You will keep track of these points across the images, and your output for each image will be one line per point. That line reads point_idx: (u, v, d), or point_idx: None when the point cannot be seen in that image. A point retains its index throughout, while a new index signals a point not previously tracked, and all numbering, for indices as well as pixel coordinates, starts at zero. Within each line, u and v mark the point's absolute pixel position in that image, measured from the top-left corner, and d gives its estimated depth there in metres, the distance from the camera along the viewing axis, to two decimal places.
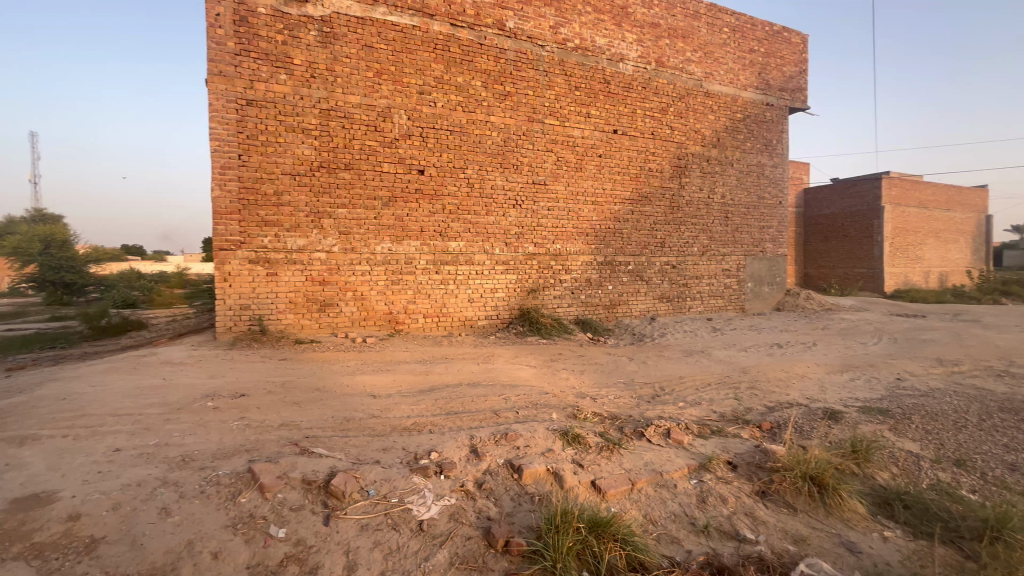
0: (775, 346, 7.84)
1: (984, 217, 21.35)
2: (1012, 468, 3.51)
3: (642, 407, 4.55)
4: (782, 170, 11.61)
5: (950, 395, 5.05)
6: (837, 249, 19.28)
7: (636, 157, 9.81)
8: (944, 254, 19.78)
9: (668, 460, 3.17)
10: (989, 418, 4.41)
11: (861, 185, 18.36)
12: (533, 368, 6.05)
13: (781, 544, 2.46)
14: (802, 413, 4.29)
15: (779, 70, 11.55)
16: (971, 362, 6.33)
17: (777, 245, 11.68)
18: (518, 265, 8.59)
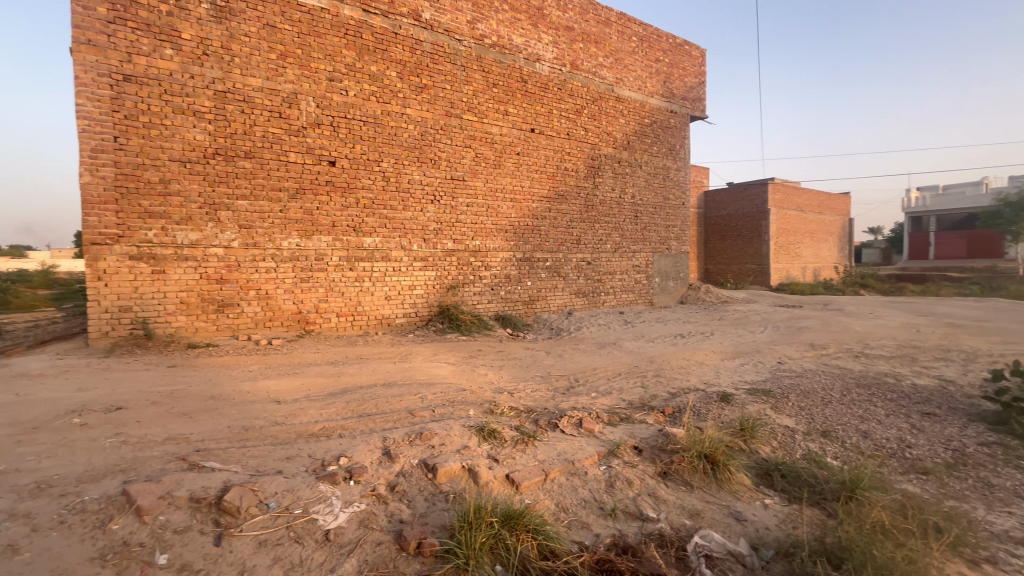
0: (679, 336, 8.47)
1: (848, 220, 24.63)
2: (865, 435, 4.09)
3: (557, 399, 4.69)
4: (684, 173, 12.53)
5: (819, 375, 5.78)
6: (732, 247, 21.22)
7: (553, 156, 10.07)
8: (817, 251, 22.56)
9: (579, 448, 3.29)
10: (849, 394, 5.09)
11: (752, 190, 20.34)
12: (452, 365, 6.00)
13: (679, 519, 2.66)
14: (700, 398, 4.67)
15: (682, 80, 12.43)
16: (835, 346, 7.29)
17: (680, 243, 12.59)
18: (437, 262, 8.46)
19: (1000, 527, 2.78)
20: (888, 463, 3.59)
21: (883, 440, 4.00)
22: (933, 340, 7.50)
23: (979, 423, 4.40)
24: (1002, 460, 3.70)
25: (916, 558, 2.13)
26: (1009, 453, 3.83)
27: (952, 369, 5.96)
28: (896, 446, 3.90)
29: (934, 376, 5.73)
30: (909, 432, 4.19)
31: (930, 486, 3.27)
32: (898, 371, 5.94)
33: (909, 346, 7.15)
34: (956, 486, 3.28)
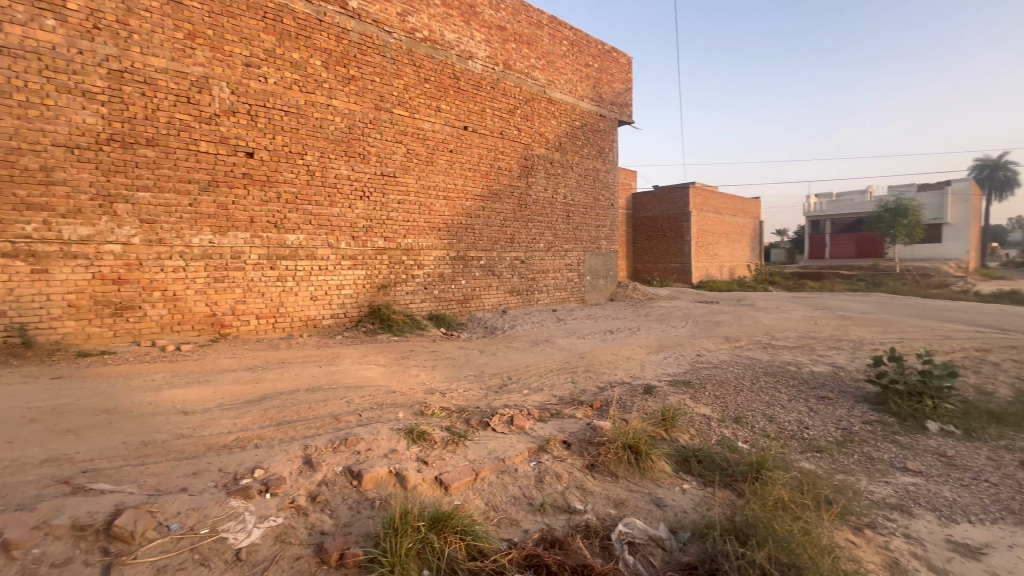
0: (608, 332, 8.80)
1: (758, 222, 26.81)
2: (770, 419, 4.46)
3: (490, 397, 4.70)
4: (613, 175, 13.02)
5: (733, 366, 6.24)
6: (658, 247, 22.37)
7: (486, 155, 10.07)
8: (732, 251, 24.35)
9: (509, 446, 3.31)
10: (758, 382, 5.53)
11: (675, 193, 21.56)
12: (382, 367, 5.82)
13: (604, 509, 2.74)
14: (626, 391, 4.88)
15: (610, 86, 12.90)
16: (747, 338, 7.92)
17: (610, 242, 13.07)
18: (367, 260, 8.16)
19: (878, 495, 3.14)
20: (789, 444, 3.94)
21: (786, 423, 4.39)
22: (828, 331, 8.36)
23: (863, 404, 4.96)
24: (881, 436, 4.19)
25: (811, 529, 2.35)
26: (887, 429, 4.34)
27: (842, 356, 6.67)
28: (796, 428, 4.29)
29: (828, 363, 6.38)
30: (807, 415, 4.64)
31: (824, 462, 3.63)
32: (799, 360, 6.55)
33: (807, 337, 7.91)
34: (844, 461, 3.67)
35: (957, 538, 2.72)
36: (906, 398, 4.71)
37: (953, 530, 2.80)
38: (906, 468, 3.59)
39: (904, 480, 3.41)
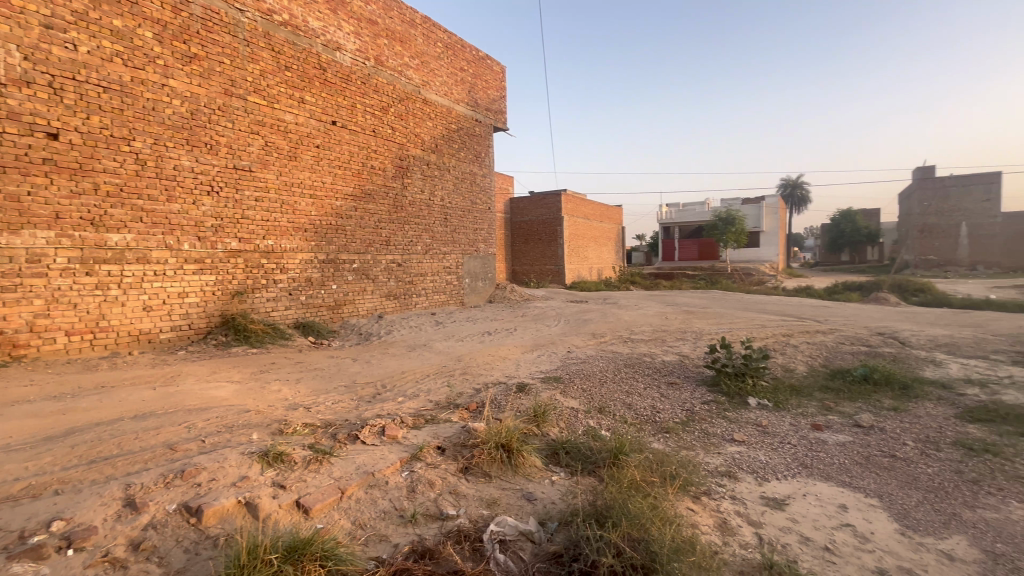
0: (486, 333, 8.94)
1: (621, 228, 29.50)
2: (629, 407, 4.92)
3: (362, 408, 4.45)
4: (489, 179, 13.28)
5: (598, 360, 6.76)
6: (534, 250, 23.38)
7: (358, 153, 9.57)
8: (599, 254, 26.47)
9: (380, 458, 3.16)
10: (619, 374, 6.06)
11: (549, 199, 22.78)
12: (237, 384, 5.18)
13: (477, 511, 2.75)
14: (501, 391, 4.99)
15: (485, 92, 13.16)
16: (610, 334, 8.65)
17: (488, 245, 13.31)
18: (217, 264, 7.21)
19: (712, 465, 3.63)
20: (644, 428, 4.37)
21: (642, 409, 4.88)
22: (676, 324, 9.49)
23: (702, 387, 5.72)
24: (715, 413, 4.86)
25: (658, 504, 2.61)
26: (720, 407, 5.05)
27: (687, 346, 7.61)
28: (650, 412, 4.78)
29: (676, 352, 7.25)
30: (659, 400, 5.20)
31: (671, 441, 4.10)
32: (653, 351, 7.33)
33: (660, 330, 8.89)
34: (687, 439, 4.18)
35: (769, 494, 3.25)
36: (734, 379, 5.56)
37: (766, 487, 3.34)
38: (733, 440, 4.21)
39: (732, 450, 3.99)
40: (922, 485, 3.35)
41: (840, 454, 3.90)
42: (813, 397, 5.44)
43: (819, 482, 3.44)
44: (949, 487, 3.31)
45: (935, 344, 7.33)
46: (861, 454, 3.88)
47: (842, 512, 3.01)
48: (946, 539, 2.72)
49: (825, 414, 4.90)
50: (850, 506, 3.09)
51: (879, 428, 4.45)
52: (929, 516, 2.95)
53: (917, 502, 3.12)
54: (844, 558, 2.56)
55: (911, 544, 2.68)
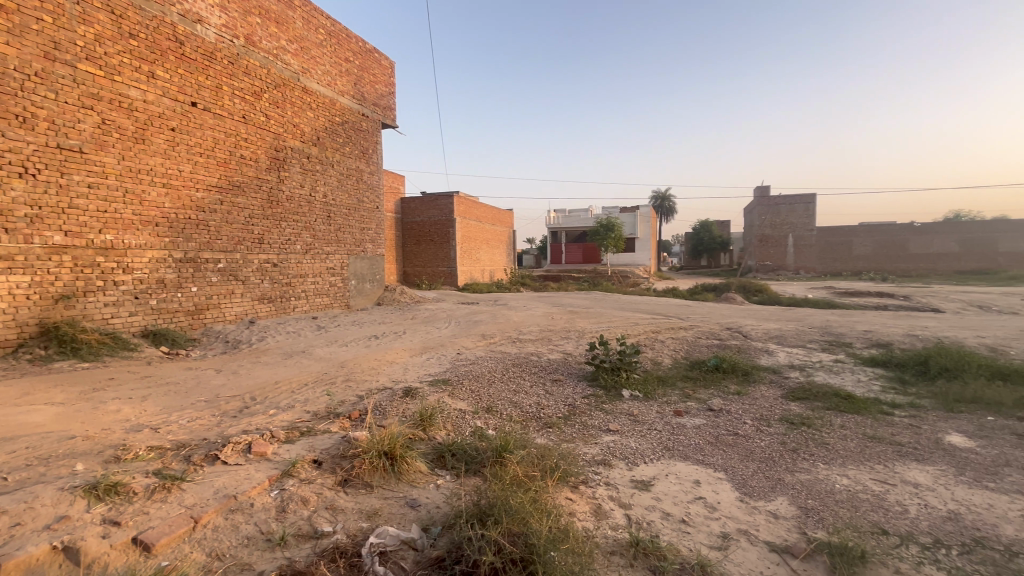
0: (373, 337, 8.57)
1: (512, 231, 30.29)
2: (516, 405, 5.06)
3: (224, 425, 3.98)
4: (377, 177, 12.77)
5: (487, 360, 6.85)
6: (426, 251, 22.99)
7: (223, 139, 8.57)
8: (491, 256, 26.88)
9: (244, 478, 2.86)
10: (507, 373, 6.22)
11: (441, 200, 22.58)
12: (60, 406, 4.31)
13: (356, 524, 2.61)
14: (387, 396, 4.82)
15: (372, 86, 12.64)
16: (499, 334, 8.81)
17: (376, 246, 12.78)
18: (33, 262, 5.95)
19: (589, 455, 3.88)
20: (530, 424, 4.53)
21: (528, 406, 5.04)
22: (561, 324, 9.98)
23: (583, 382, 6.09)
24: (594, 406, 5.21)
25: (537, 497, 2.72)
26: (598, 400, 5.43)
27: (570, 344, 8.06)
28: (535, 409, 4.97)
29: (560, 351, 7.62)
30: (544, 397, 5.43)
31: (554, 435, 4.30)
32: (539, 350, 7.62)
33: (547, 330, 9.28)
34: (569, 432, 4.42)
35: (638, 477, 3.56)
36: (610, 373, 6.01)
37: (635, 471, 3.66)
38: (609, 430, 4.54)
39: (607, 439, 4.30)
40: (757, 457, 3.92)
41: (696, 436, 4.42)
42: (676, 386, 6.09)
43: (679, 462, 3.85)
44: (776, 457, 3.92)
45: (769, 336, 8.65)
46: (712, 435, 4.43)
47: (696, 487, 3.41)
48: (773, 500, 3.21)
49: (685, 401, 5.52)
50: (702, 481, 3.51)
51: (726, 410, 5.12)
52: (761, 483, 3.46)
53: (753, 471, 3.64)
54: (697, 527, 2.89)
55: (747, 508, 3.12)
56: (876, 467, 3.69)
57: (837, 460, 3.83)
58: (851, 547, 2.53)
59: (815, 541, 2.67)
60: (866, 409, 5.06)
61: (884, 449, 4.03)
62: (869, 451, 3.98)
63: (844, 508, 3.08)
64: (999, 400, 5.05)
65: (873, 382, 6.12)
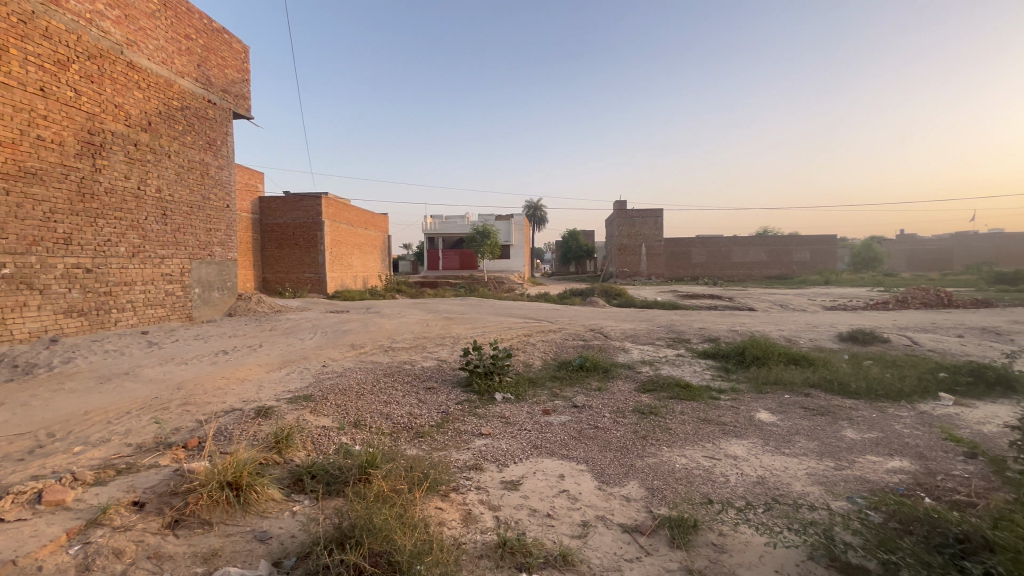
0: (221, 353, 7.57)
1: (386, 237, 29.25)
2: (386, 417, 4.85)
3: (4, 471, 3.16)
4: (228, 173, 11.37)
5: (356, 372, 6.48)
6: (289, 256, 21.06)
7: (11, 114, 6.89)
8: (364, 262, 25.63)
9: (30, 537, 2.29)
10: (378, 384, 5.96)
11: (306, 201, 20.93)
12: None
13: (188, 571, 2.25)
14: (234, 419, 4.26)
15: (221, 71, 11.25)
16: (371, 344, 8.40)
17: (226, 249, 11.35)
18: None
19: (461, 462, 3.87)
20: (400, 436, 4.38)
21: (399, 417, 4.87)
22: (437, 330, 9.88)
23: (457, 389, 6.09)
24: (467, 411, 5.22)
25: (403, 511, 2.62)
26: (471, 405, 5.46)
27: (445, 351, 8.01)
28: (407, 419, 4.83)
29: (434, 358, 7.52)
30: (417, 406, 5.30)
31: (425, 445, 4.21)
32: (413, 358, 7.43)
33: (421, 337, 9.10)
34: (440, 440, 4.36)
35: (507, 477, 3.66)
36: (484, 378, 6.10)
37: (505, 472, 3.75)
38: (481, 433, 4.59)
39: (479, 443, 4.34)
40: (613, 446, 4.29)
41: (562, 432, 4.68)
42: (545, 386, 6.40)
43: (545, 458, 4.04)
44: (629, 445, 4.33)
45: (625, 336, 9.57)
46: (576, 430, 4.73)
47: (560, 481, 3.61)
48: (625, 485, 3.53)
49: (553, 399, 5.83)
50: (566, 474, 3.73)
51: (588, 406, 5.54)
52: (616, 470, 3.79)
53: (609, 460, 3.97)
54: (560, 519, 3.05)
55: (604, 495, 3.39)
56: (706, 445, 4.29)
57: (677, 442, 4.36)
58: (685, 518, 2.90)
59: (658, 517, 2.99)
60: (700, 395, 5.86)
61: (712, 429, 4.70)
62: (701, 432, 4.61)
63: (682, 484, 3.51)
64: (792, 380, 6.24)
65: (705, 371, 7.13)
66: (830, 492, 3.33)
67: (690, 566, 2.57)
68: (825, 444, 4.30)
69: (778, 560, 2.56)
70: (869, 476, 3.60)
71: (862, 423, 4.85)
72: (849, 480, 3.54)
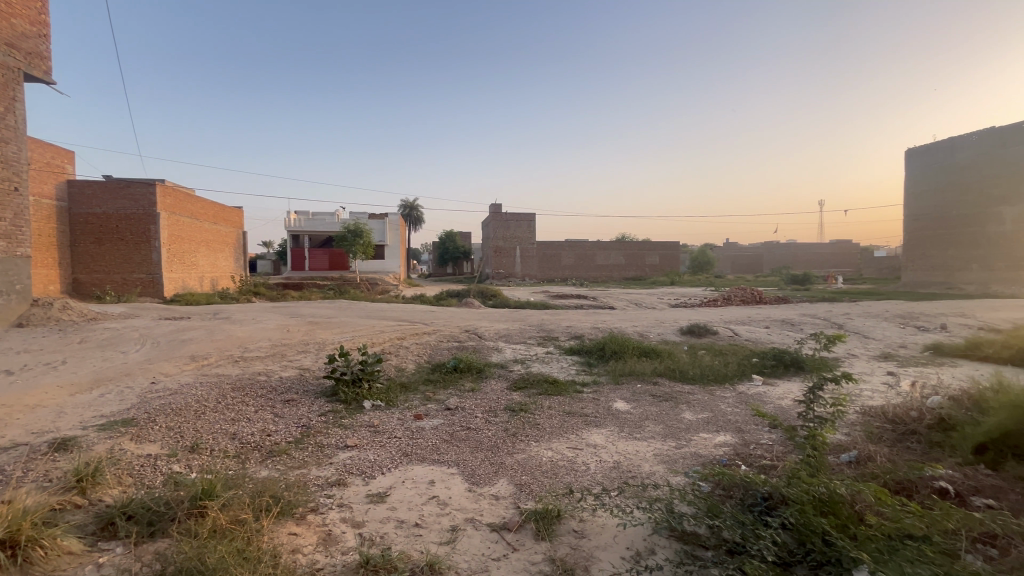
0: (2, 374, 6.00)
1: (241, 233, 26.11)
2: (233, 437, 4.28)
3: None
4: (15, 148, 9.08)
5: (196, 388, 5.61)
6: (111, 253, 17.57)
7: None
8: (213, 261, 22.54)
9: None
10: (224, 400, 5.24)
11: (134, 187, 17.66)
12: None
13: None
14: (14, 459, 3.38)
15: (5, 19, 8.94)
16: (217, 354, 7.35)
17: (12, 243, 9.05)
18: None
19: (321, 479, 3.57)
20: (249, 457, 3.89)
21: (248, 436, 4.32)
22: (299, 336, 9.03)
23: (320, 399, 5.62)
24: (331, 423, 4.84)
25: (246, 545, 2.30)
26: (336, 416, 5.08)
27: (307, 358, 7.36)
28: (258, 437, 4.31)
29: (295, 367, 6.86)
30: (271, 421, 4.77)
31: (280, 465, 3.80)
32: (269, 369, 6.70)
33: (280, 345, 8.23)
34: (298, 457, 3.97)
35: (374, 490, 3.46)
36: (351, 386, 5.72)
37: (371, 485, 3.54)
38: (346, 446, 4.28)
39: (343, 457, 4.05)
40: (484, 446, 4.33)
41: (433, 437, 4.59)
42: (417, 390, 6.23)
43: (415, 465, 3.92)
44: (499, 443, 4.40)
45: (499, 336, 9.78)
46: (448, 433, 4.68)
47: (430, 487, 3.53)
48: (495, 483, 3.58)
49: (425, 403, 5.70)
50: (436, 480, 3.65)
51: (460, 407, 5.53)
52: (486, 469, 3.82)
53: (480, 461, 3.99)
54: (429, 527, 2.97)
55: (474, 496, 3.39)
56: (570, 437, 4.55)
57: (544, 437, 4.56)
58: (549, 509, 3.03)
59: (525, 512, 3.08)
60: (565, 389, 6.22)
61: (575, 421, 5.01)
62: (566, 425, 4.88)
63: (547, 477, 3.67)
64: (643, 371, 6.95)
65: (571, 367, 7.61)
66: (671, 469, 3.76)
67: (553, 555, 2.68)
68: (669, 426, 4.86)
69: (628, 538, 2.80)
70: (702, 452, 4.15)
71: (696, 405, 5.59)
72: (686, 456, 4.04)
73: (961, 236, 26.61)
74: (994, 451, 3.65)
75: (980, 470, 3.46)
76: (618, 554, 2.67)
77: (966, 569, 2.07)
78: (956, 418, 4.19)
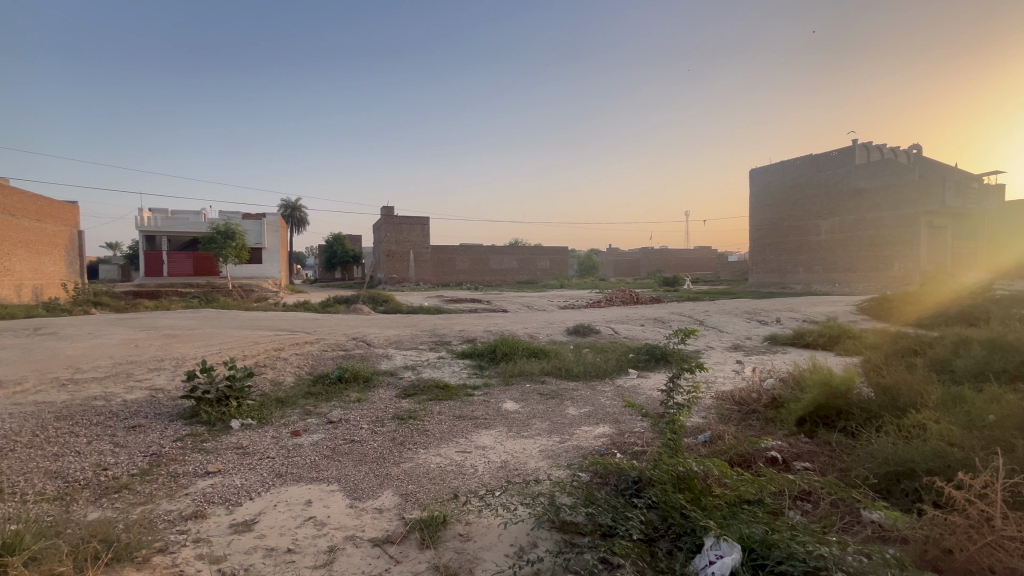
0: None
1: (76, 232, 22.02)
2: (54, 476, 3.57)
3: None
4: None
5: (2, 420, 4.57)
6: None
7: None
8: (36, 265, 18.63)
9: None
10: (43, 432, 4.35)
11: None
12: None
13: None
14: None
15: None
16: (36, 378, 6.08)
17: None
18: None
19: (172, 513, 3.12)
20: (76, 498, 3.28)
21: (77, 473, 3.64)
22: (150, 352, 7.81)
23: (175, 423, 4.91)
24: (188, 448, 4.26)
25: None
26: (195, 440, 4.49)
27: (159, 376, 6.41)
28: (90, 473, 3.65)
29: (145, 387, 5.93)
30: (109, 452, 4.07)
31: (119, 503, 3.25)
32: (109, 391, 5.70)
33: (125, 363, 7.06)
34: (145, 492, 3.44)
35: (238, 519, 3.11)
36: (214, 406, 5.09)
37: (236, 513, 3.18)
38: (206, 472, 3.80)
39: (203, 485, 3.59)
40: (369, 458, 4.14)
41: (313, 453, 4.27)
42: (295, 404, 5.76)
43: (292, 486, 3.62)
44: (384, 454, 4.24)
45: (389, 342, 9.45)
46: (330, 448, 4.40)
47: (307, 508, 3.27)
48: (379, 496, 3.43)
49: (305, 418, 5.28)
50: (314, 499, 3.40)
51: (345, 419, 5.22)
52: (370, 482, 3.65)
53: (363, 474, 3.80)
54: (302, 551, 2.75)
55: (355, 512, 3.21)
56: (459, 441, 4.53)
57: (432, 443, 4.49)
58: (435, 516, 3.00)
59: (410, 522, 3.00)
60: (456, 393, 6.21)
61: (465, 425, 5.01)
62: (455, 429, 4.86)
63: (434, 483, 3.62)
64: (532, 371, 7.20)
65: (462, 370, 7.62)
66: (553, 464, 3.93)
67: (437, 562, 2.63)
68: (554, 422, 5.09)
69: (512, 535, 2.86)
70: (582, 444, 4.40)
71: (579, 400, 5.93)
72: (568, 450, 4.26)
73: (791, 243, 31.75)
74: (811, 421, 4.38)
75: (801, 438, 4.13)
76: (501, 552, 2.71)
77: (786, 524, 2.44)
78: (784, 397, 4.97)
